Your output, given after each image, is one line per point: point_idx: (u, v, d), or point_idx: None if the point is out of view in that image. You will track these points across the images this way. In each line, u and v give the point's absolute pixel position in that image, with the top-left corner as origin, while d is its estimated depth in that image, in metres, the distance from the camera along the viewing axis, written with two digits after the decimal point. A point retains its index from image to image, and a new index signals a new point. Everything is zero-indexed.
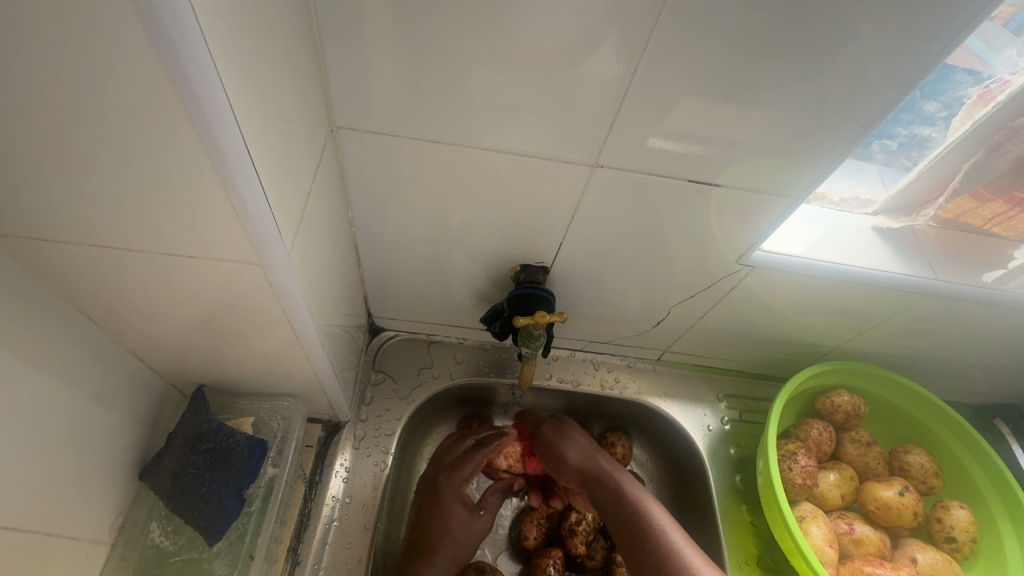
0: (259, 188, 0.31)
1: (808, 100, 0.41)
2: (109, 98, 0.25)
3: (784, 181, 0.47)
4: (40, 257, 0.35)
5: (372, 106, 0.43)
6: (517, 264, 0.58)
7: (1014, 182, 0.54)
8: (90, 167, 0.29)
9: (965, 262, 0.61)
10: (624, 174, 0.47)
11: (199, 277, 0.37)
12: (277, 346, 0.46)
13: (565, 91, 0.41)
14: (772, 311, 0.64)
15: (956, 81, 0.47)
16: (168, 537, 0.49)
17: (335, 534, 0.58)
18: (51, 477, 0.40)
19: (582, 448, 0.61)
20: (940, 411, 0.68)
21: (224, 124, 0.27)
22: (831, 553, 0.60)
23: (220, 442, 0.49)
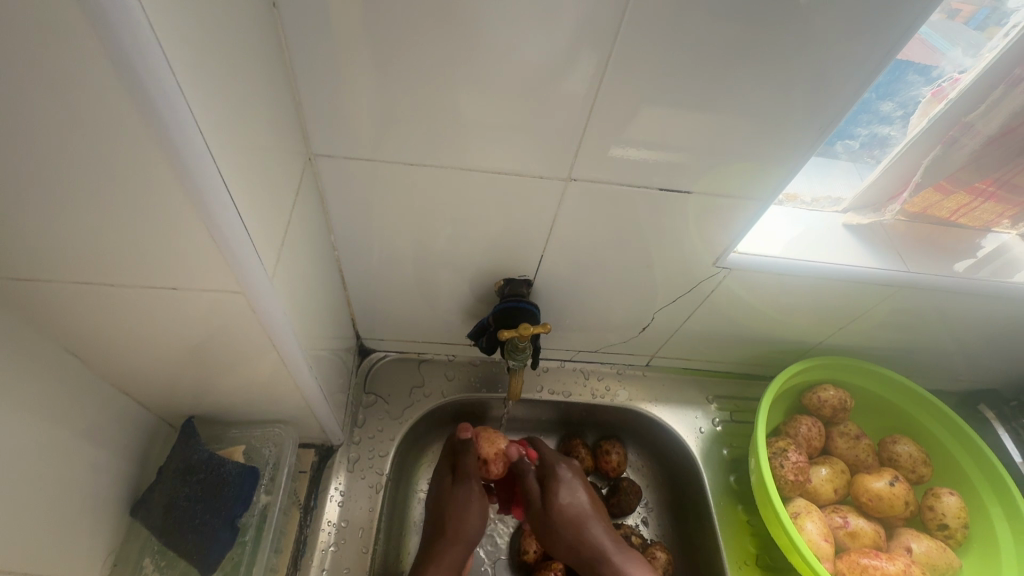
0: (238, 215, 0.32)
1: (771, 105, 0.42)
2: (88, 138, 0.26)
3: (752, 184, 0.49)
4: (26, 297, 0.35)
5: (348, 131, 0.44)
6: (501, 278, 0.59)
7: (973, 175, 0.57)
8: (74, 207, 0.29)
9: (933, 254, 0.63)
10: (598, 185, 0.49)
11: (185, 306, 0.37)
12: (266, 372, 0.46)
13: (536, 109, 0.43)
14: (754, 311, 0.65)
15: (910, 81, 0.49)
16: (162, 572, 0.48)
17: (332, 559, 0.57)
18: (39, 517, 0.39)
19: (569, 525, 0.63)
20: (924, 400, 0.69)
21: (199, 155, 0.28)
22: (827, 548, 0.60)
23: (212, 472, 0.48)
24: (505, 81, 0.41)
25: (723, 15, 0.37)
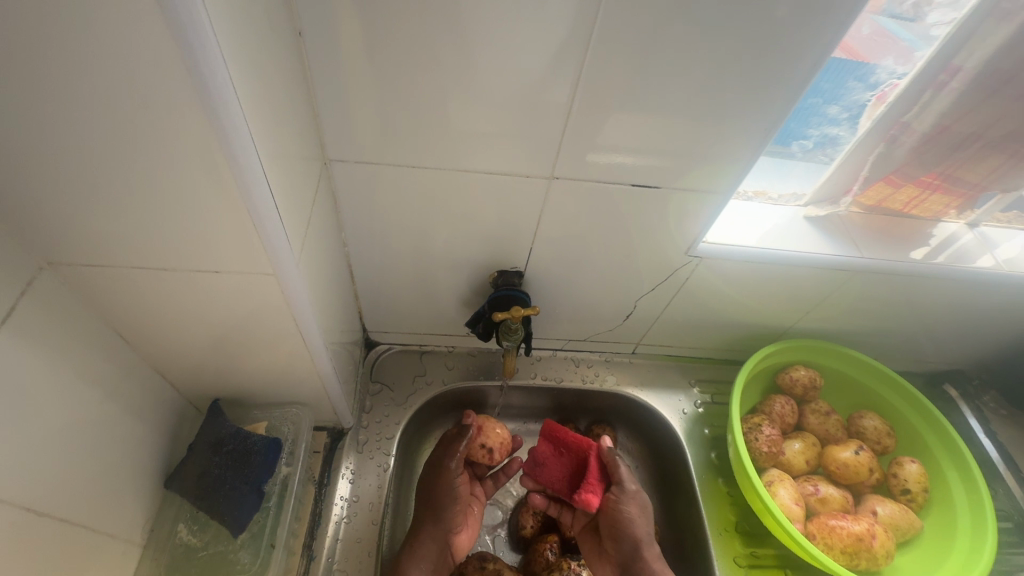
0: (278, 216, 0.37)
1: (730, 108, 0.48)
2: (161, 152, 0.31)
3: (708, 176, 0.54)
4: (88, 288, 0.40)
5: (357, 138, 0.50)
6: (495, 270, 0.64)
7: (917, 169, 0.64)
8: (140, 208, 0.35)
9: (888, 243, 0.69)
10: (578, 181, 0.54)
11: (221, 292, 0.43)
12: (287, 353, 0.52)
13: (523, 116, 0.48)
14: (728, 298, 0.71)
15: (853, 86, 0.55)
16: (196, 535, 0.52)
17: (345, 530, 0.63)
18: (93, 483, 0.44)
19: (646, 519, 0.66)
20: (888, 378, 0.75)
21: (253, 166, 0.33)
22: (799, 511, 0.65)
23: (240, 444, 0.53)
24: (502, 94, 0.46)
25: (684, 33, 0.42)
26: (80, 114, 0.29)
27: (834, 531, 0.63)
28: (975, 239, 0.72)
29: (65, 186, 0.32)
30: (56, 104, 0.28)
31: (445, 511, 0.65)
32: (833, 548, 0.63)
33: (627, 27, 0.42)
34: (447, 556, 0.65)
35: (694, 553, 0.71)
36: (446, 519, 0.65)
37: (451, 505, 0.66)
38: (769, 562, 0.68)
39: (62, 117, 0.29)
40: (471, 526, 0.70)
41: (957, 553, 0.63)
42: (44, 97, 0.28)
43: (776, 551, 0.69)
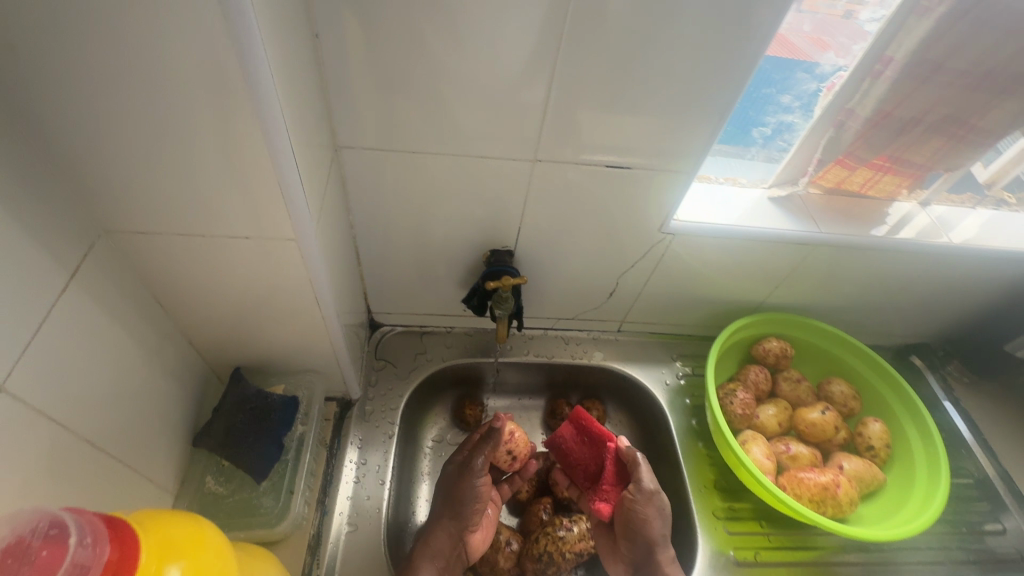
0: (302, 188, 0.44)
1: (696, 95, 0.53)
2: (204, 127, 0.37)
3: (680, 158, 0.60)
4: (133, 253, 0.46)
5: (360, 128, 0.55)
6: (487, 250, 0.70)
7: (867, 152, 0.70)
8: (183, 177, 0.41)
9: (845, 221, 0.76)
10: (559, 163, 0.59)
11: (247, 258, 0.49)
12: (302, 320, 0.58)
13: (508, 105, 0.53)
14: (703, 274, 0.78)
15: (799, 77, 0.63)
16: (222, 484, 0.57)
17: (355, 488, 0.69)
18: (135, 433, 0.50)
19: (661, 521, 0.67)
20: (853, 347, 0.81)
21: (283, 143, 0.39)
22: (770, 465, 0.71)
23: (261, 401, 0.59)
24: (496, 87, 0.52)
25: (651, 28, 0.48)
26: (145, 96, 0.35)
27: (802, 481, 0.69)
28: (925, 216, 0.79)
29: (122, 157, 0.39)
30: (125, 87, 0.35)
31: (464, 510, 0.68)
32: (802, 497, 0.68)
33: (604, 24, 0.47)
34: (461, 550, 0.68)
35: (677, 510, 0.76)
36: (464, 517, 0.68)
37: (472, 503, 0.68)
38: (746, 515, 0.73)
39: (131, 99, 0.35)
40: (489, 525, 0.72)
41: (915, 498, 0.68)
42: (116, 81, 0.34)
43: (753, 505, 0.74)
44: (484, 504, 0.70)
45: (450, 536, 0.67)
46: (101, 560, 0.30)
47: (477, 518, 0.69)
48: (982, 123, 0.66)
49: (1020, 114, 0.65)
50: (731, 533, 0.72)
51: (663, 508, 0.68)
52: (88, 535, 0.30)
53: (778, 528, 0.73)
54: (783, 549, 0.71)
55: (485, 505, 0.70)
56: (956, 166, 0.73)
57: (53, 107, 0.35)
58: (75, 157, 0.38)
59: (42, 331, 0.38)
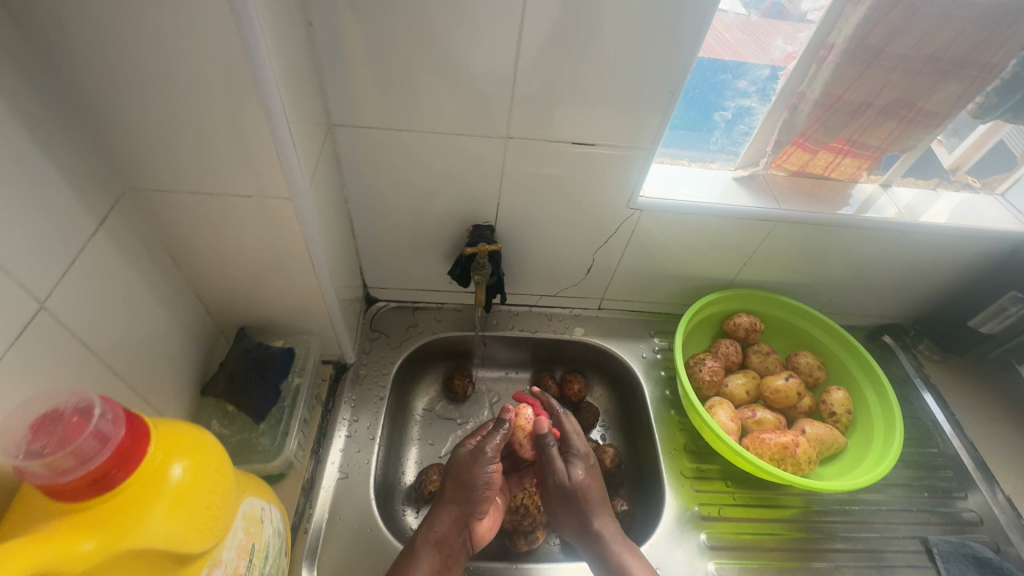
0: (295, 152, 0.51)
1: (649, 74, 0.59)
2: (210, 94, 0.44)
3: (640, 135, 0.65)
4: (152, 211, 0.54)
5: (350, 108, 0.62)
6: (470, 224, 0.77)
7: (825, 135, 0.75)
8: (194, 140, 0.48)
9: (806, 201, 0.81)
10: (531, 140, 0.66)
11: (249, 218, 0.56)
12: (299, 281, 0.65)
13: (481, 85, 0.60)
14: (674, 249, 0.83)
15: (751, 63, 0.70)
16: (226, 426, 0.64)
17: (347, 442, 0.74)
18: (151, 372, 0.57)
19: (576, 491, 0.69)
20: (822, 322, 0.85)
21: (277, 108, 0.46)
22: (734, 427, 0.76)
23: (262, 353, 0.66)
24: (469, 68, 0.58)
25: (602, 14, 0.54)
26: (164, 66, 0.42)
27: (764, 441, 0.73)
28: (885, 197, 0.84)
29: (143, 121, 0.46)
30: (145, 59, 0.42)
31: (472, 495, 0.67)
32: (763, 456, 0.73)
33: (560, 11, 0.54)
34: (466, 537, 0.67)
35: (650, 471, 0.81)
36: (472, 504, 0.67)
37: (479, 490, 0.68)
38: (714, 475, 0.78)
39: (150, 70, 0.42)
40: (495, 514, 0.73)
41: (869, 460, 0.73)
42: (138, 54, 0.41)
43: (721, 466, 0.79)
44: (494, 492, 0.69)
45: (455, 521, 0.67)
46: (117, 438, 0.35)
47: (484, 506, 0.68)
48: (929, 105, 0.71)
49: (963, 95, 0.69)
50: (698, 491, 0.76)
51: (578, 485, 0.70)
52: (111, 415, 0.36)
53: (744, 488, 0.77)
54: (747, 506, 0.75)
55: (493, 494, 0.69)
56: (911, 147, 0.77)
57: (87, 77, 0.42)
58: (104, 121, 0.45)
59: (76, 267, 0.45)
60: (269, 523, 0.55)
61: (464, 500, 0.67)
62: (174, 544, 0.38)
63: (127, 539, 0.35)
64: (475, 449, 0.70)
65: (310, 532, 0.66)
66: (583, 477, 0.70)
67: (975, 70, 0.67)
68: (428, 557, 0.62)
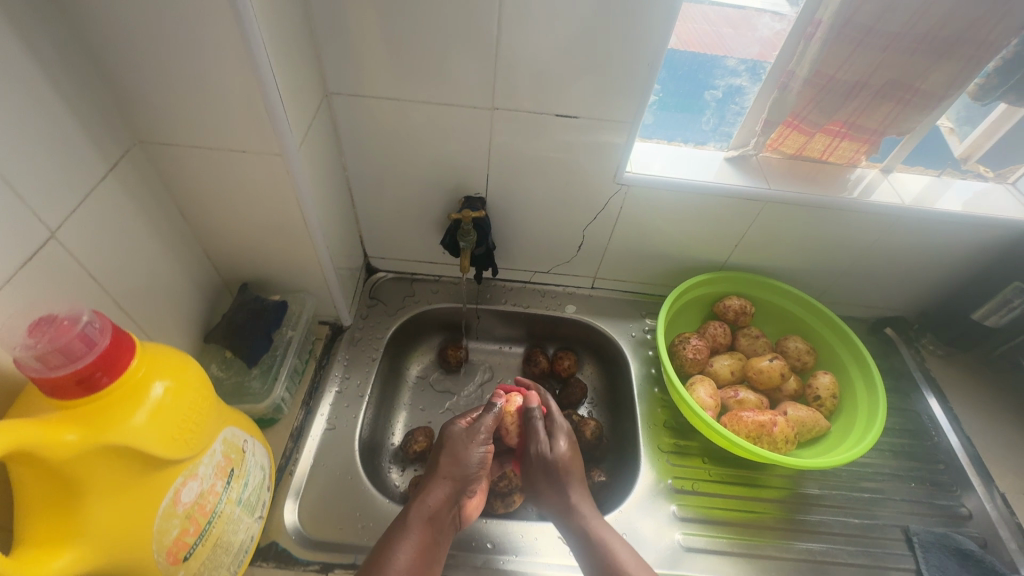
0: (284, 111, 0.55)
1: (628, 46, 0.61)
2: (205, 53, 0.49)
3: (624, 109, 0.67)
4: (159, 164, 0.59)
5: (345, 77, 0.66)
6: (462, 196, 0.80)
7: (818, 117, 0.75)
8: (192, 96, 0.53)
9: (800, 182, 0.80)
10: (516, 112, 0.68)
11: (245, 175, 0.60)
12: (294, 240, 0.69)
13: (466, 56, 0.63)
14: (663, 229, 0.84)
15: (739, 43, 0.72)
16: (223, 370, 0.70)
17: (338, 397, 0.79)
18: (156, 312, 0.62)
19: (558, 461, 0.72)
20: (816, 310, 0.85)
21: (266, 67, 0.51)
22: (713, 403, 0.76)
23: (257, 304, 0.71)
24: (455, 39, 0.62)
25: None
26: (164, 24, 0.47)
27: (741, 419, 0.73)
28: (885, 182, 0.82)
29: (147, 76, 0.51)
30: (146, 18, 0.46)
31: (465, 473, 0.68)
32: (740, 433, 0.73)
33: None
34: (455, 514, 0.66)
35: (630, 445, 0.82)
36: (464, 480, 0.68)
37: (472, 467, 0.69)
38: (693, 451, 0.79)
39: (152, 28, 0.47)
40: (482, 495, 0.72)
41: (849, 442, 0.72)
42: (140, 13, 0.46)
43: (700, 444, 0.79)
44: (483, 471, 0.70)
45: (446, 497, 0.66)
46: (102, 344, 0.40)
47: (475, 484, 0.69)
48: (925, 86, 0.70)
49: (960, 75, 0.68)
50: (674, 465, 0.77)
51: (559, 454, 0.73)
52: (98, 325, 0.41)
53: (722, 465, 0.77)
54: (723, 482, 0.76)
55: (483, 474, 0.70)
56: (908, 130, 0.76)
57: (98, 34, 0.47)
58: (115, 76, 0.51)
59: (85, 205, 0.50)
60: (251, 456, 0.59)
61: (456, 478, 0.68)
62: (150, 448, 0.42)
63: (107, 433, 0.40)
64: (470, 429, 0.72)
65: (294, 475, 0.70)
66: (565, 451, 0.73)
67: (971, 49, 0.65)
68: (420, 530, 0.61)
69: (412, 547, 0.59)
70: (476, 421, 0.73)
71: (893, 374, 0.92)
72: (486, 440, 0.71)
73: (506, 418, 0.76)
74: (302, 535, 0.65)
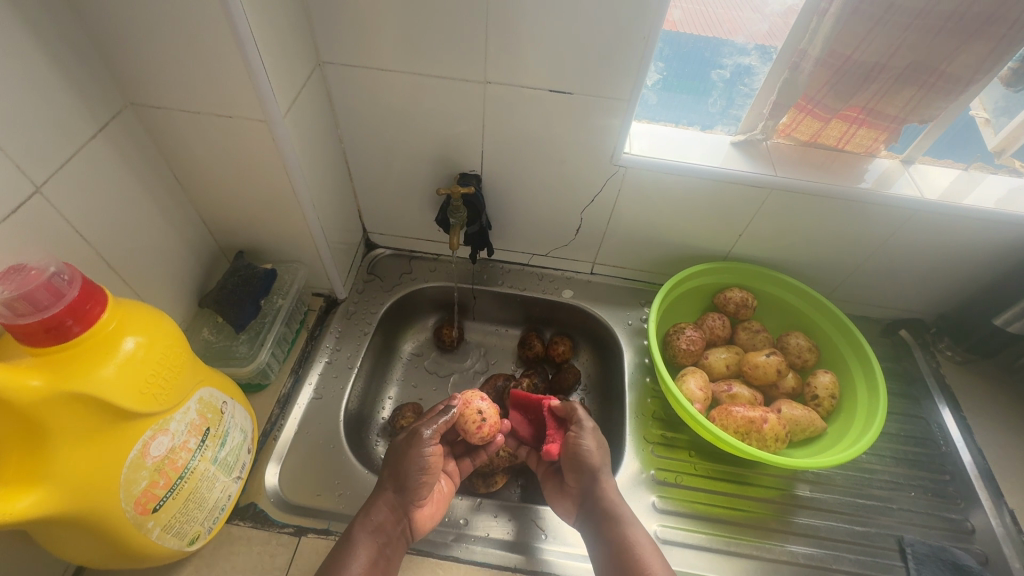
0: (268, 77, 0.55)
1: (622, 19, 0.59)
2: (187, 16, 0.49)
3: (620, 87, 0.65)
4: (151, 126, 0.60)
5: (338, 46, 0.65)
6: (457, 172, 0.79)
7: (832, 100, 0.71)
8: (176, 61, 0.53)
9: (809, 170, 0.76)
10: (509, 87, 0.67)
11: (234, 141, 0.61)
12: (285, 209, 0.70)
13: (456, 28, 0.62)
14: (663, 214, 0.81)
15: (748, 18, 0.68)
16: (213, 334, 0.72)
17: (327, 367, 0.80)
18: (147, 273, 0.64)
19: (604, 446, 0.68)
20: (824, 306, 0.81)
21: (247, 33, 0.50)
22: (702, 396, 0.74)
23: (248, 271, 0.72)
24: (444, 9, 0.60)
25: None
26: None
27: (731, 414, 0.71)
28: (905, 174, 0.77)
29: (132, 38, 0.51)
30: None
31: (407, 481, 0.63)
32: (727, 428, 0.70)
33: None
34: (404, 526, 0.63)
35: (618, 434, 0.81)
36: (409, 490, 0.63)
37: (415, 475, 0.63)
38: (681, 444, 0.76)
39: None
40: (438, 502, 0.67)
41: (844, 443, 0.69)
42: None
43: (688, 438, 0.77)
44: (433, 476, 0.65)
45: (393, 508, 0.62)
46: (70, 295, 0.42)
47: (423, 493, 0.64)
48: (951, 69, 0.65)
49: (990, 57, 0.63)
50: (658, 456, 0.75)
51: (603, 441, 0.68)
52: (67, 276, 0.43)
53: (708, 460, 0.75)
54: (708, 477, 0.73)
55: (432, 480, 0.64)
56: (931, 117, 0.71)
57: None
58: (102, 37, 0.52)
59: (71, 163, 0.52)
60: (231, 417, 0.60)
61: (397, 486, 0.63)
62: (117, 400, 0.43)
63: (73, 382, 0.41)
64: (410, 434, 0.67)
65: (277, 442, 0.71)
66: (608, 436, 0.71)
67: (1003, 29, 0.60)
68: (363, 547, 0.58)
69: (357, 565, 0.57)
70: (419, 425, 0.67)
71: (904, 378, 0.87)
72: (428, 443, 0.65)
73: (462, 419, 0.69)
74: (280, 498, 0.66)
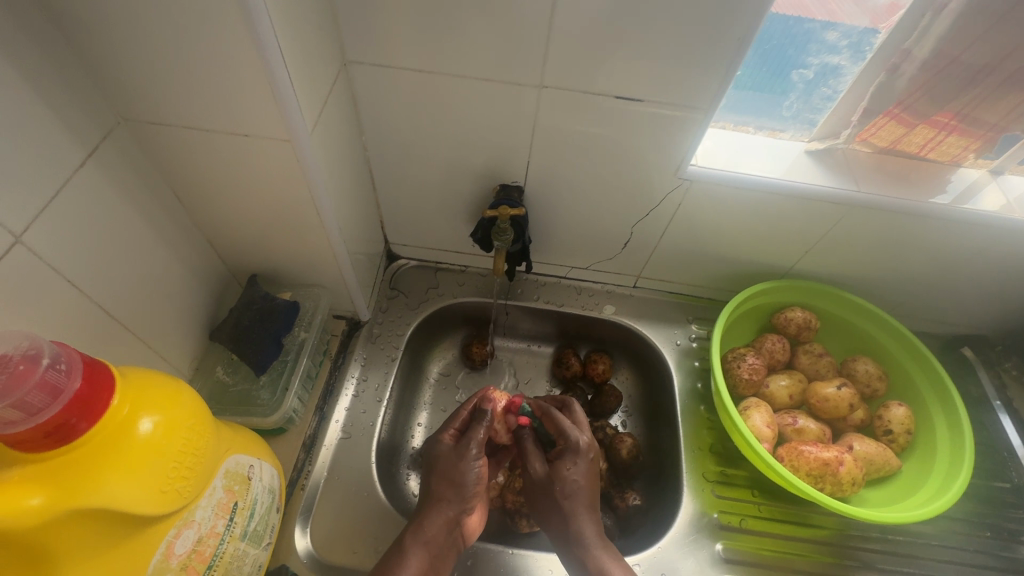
0: (294, 90, 0.45)
1: (711, 18, 0.49)
2: (195, 21, 0.39)
3: (697, 95, 0.56)
4: (149, 145, 0.50)
5: (367, 43, 0.55)
6: (497, 184, 0.71)
7: (926, 106, 0.63)
8: (181, 72, 0.43)
9: (892, 182, 0.68)
10: (567, 92, 0.58)
11: (251, 163, 0.52)
12: (308, 233, 0.61)
13: (511, 27, 0.52)
14: (722, 230, 0.74)
15: (845, 13, 0.58)
16: (229, 374, 0.64)
17: (354, 400, 0.72)
18: (152, 313, 0.56)
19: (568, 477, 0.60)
20: (894, 330, 0.75)
21: (271, 39, 0.41)
22: (769, 434, 0.68)
23: (266, 303, 0.64)
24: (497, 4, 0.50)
25: None
26: None
27: (802, 454, 0.65)
28: (995, 187, 0.69)
29: (126, 46, 0.41)
30: None
31: (465, 494, 0.58)
32: (799, 470, 0.64)
33: None
34: (456, 535, 0.58)
35: (671, 468, 0.74)
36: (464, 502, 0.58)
37: (471, 488, 0.58)
38: (739, 482, 0.71)
39: None
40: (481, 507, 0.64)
41: (925, 490, 0.65)
42: None
43: (748, 474, 0.72)
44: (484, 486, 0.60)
45: (446, 521, 0.57)
46: (71, 389, 0.33)
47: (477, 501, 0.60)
48: None
49: None
50: (719, 497, 0.70)
51: (575, 470, 0.59)
52: (64, 365, 0.34)
53: (772, 499, 0.70)
54: (773, 520, 0.68)
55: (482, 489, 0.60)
56: None
57: None
58: (86, 44, 0.42)
59: (57, 201, 0.42)
60: (260, 481, 0.53)
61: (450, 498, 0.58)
62: (138, 507, 0.36)
63: (85, 496, 0.33)
64: (458, 445, 0.60)
65: (306, 491, 0.65)
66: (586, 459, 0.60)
67: None
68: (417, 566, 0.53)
69: None
70: (465, 434, 0.60)
71: (969, 401, 0.82)
72: (474, 456, 0.58)
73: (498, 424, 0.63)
74: (315, 559, 0.60)
